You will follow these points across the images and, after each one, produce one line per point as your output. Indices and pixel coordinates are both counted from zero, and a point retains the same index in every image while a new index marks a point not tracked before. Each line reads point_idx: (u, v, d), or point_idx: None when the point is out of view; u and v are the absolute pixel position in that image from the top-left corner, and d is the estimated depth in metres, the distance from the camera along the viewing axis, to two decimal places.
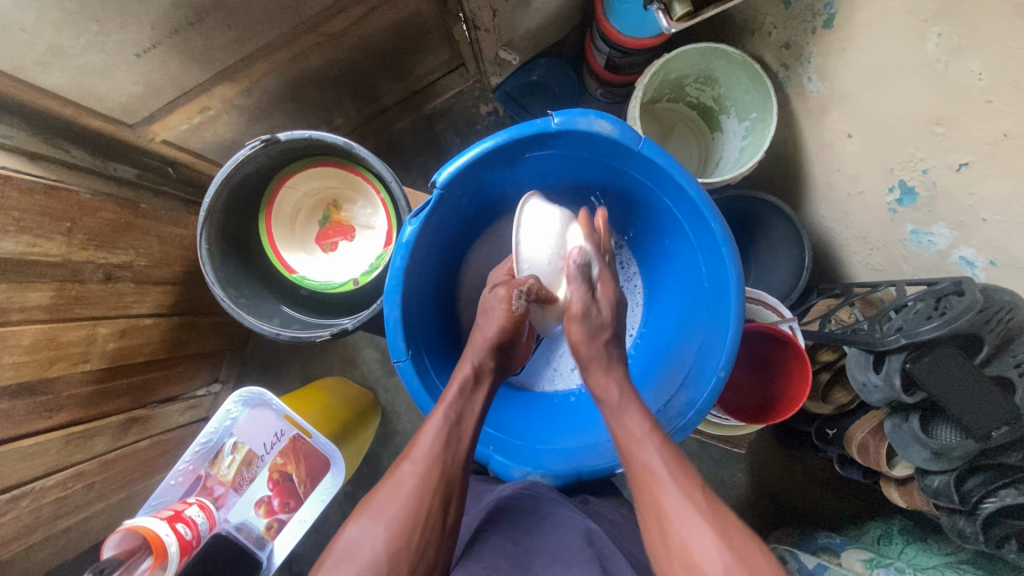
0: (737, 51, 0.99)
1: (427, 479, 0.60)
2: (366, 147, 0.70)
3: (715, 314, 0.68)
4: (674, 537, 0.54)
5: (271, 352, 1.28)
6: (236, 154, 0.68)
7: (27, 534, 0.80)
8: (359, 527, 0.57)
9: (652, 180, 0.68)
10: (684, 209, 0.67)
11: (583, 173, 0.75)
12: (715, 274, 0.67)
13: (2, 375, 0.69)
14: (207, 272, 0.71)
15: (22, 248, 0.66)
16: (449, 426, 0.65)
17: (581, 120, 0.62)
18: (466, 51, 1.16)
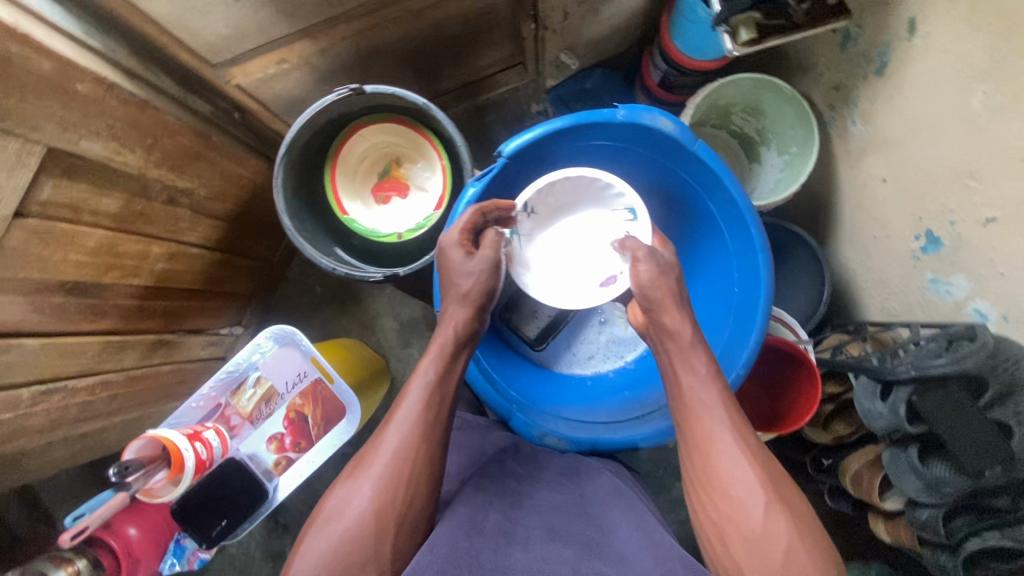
0: (787, 86, 1.04)
1: (409, 441, 0.64)
2: (442, 110, 0.74)
3: (743, 315, 0.73)
4: (727, 490, 0.62)
5: (294, 307, 1.33)
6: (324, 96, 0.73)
7: (51, 430, 0.83)
8: (346, 488, 0.63)
9: (700, 183, 0.73)
10: (726, 214, 0.72)
11: (636, 168, 0.80)
12: (749, 277, 0.72)
13: (64, 270, 0.73)
14: (278, 201, 0.75)
15: (107, 153, 0.70)
16: (432, 385, 0.68)
17: (644, 116, 0.67)
18: (529, 51, 1.21)
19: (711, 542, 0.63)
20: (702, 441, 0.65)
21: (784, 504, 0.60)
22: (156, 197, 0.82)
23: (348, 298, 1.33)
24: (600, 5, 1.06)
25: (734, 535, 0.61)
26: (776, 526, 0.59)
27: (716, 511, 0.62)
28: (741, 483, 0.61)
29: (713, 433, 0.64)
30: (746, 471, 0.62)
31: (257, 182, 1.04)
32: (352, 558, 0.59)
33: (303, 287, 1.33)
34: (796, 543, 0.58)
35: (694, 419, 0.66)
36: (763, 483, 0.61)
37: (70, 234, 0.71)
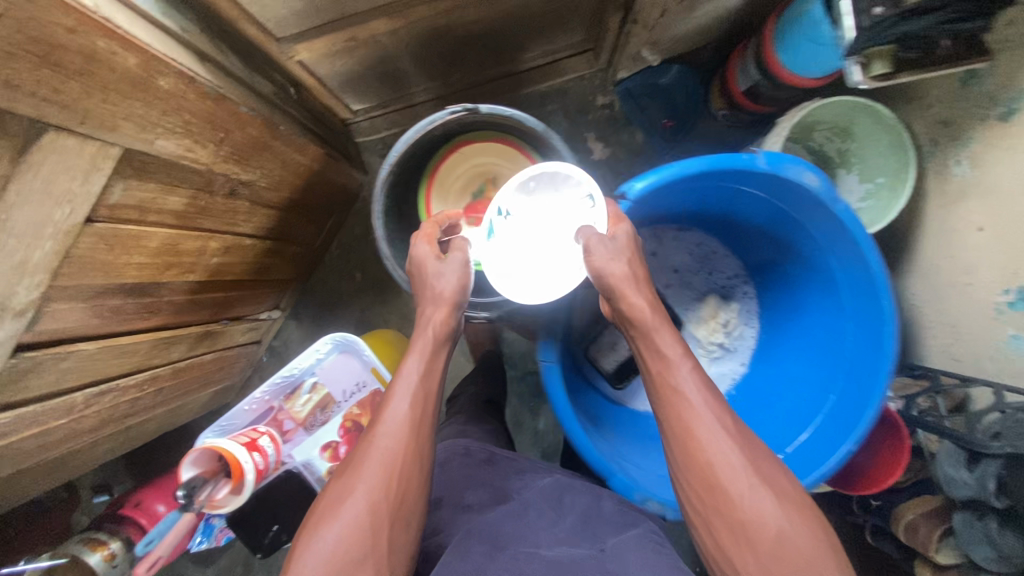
0: (890, 114, 0.96)
1: (400, 440, 0.65)
2: (553, 141, 0.75)
3: (853, 389, 0.66)
4: (721, 487, 0.58)
5: (332, 291, 1.28)
6: (433, 116, 0.74)
7: (100, 428, 0.79)
8: (338, 489, 0.63)
9: (826, 237, 0.66)
10: (851, 275, 0.65)
11: (749, 212, 0.72)
12: (868, 349, 0.64)
13: (126, 274, 0.67)
14: (378, 218, 0.75)
15: (180, 151, 0.62)
16: (415, 384, 0.69)
17: (789, 168, 0.60)
18: (608, 41, 1.12)
19: (704, 534, 0.60)
20: (683, 438, 0.61)
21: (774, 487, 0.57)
22: (218, 191, 0.75)
23: (389, 287, 1.28)
24: (700, 4, 0.97)
25: (725, 525, 0.58)
26: (766, 510, 0.56)
27: (704, 503, 0.59)
28: (731, 475, 0.58)
29: (698, 429, 0.60)
30: (732, 459, 0.58)
31: (314, 168, 0.97)
32: (351, 557, 0.57)
33: (342, 272, 1.28)
34: (788, 524, 0.55)
35: (676, 413, 0.62)
36: (753, 469, 0.58)
37: (135, 237, 0.65)
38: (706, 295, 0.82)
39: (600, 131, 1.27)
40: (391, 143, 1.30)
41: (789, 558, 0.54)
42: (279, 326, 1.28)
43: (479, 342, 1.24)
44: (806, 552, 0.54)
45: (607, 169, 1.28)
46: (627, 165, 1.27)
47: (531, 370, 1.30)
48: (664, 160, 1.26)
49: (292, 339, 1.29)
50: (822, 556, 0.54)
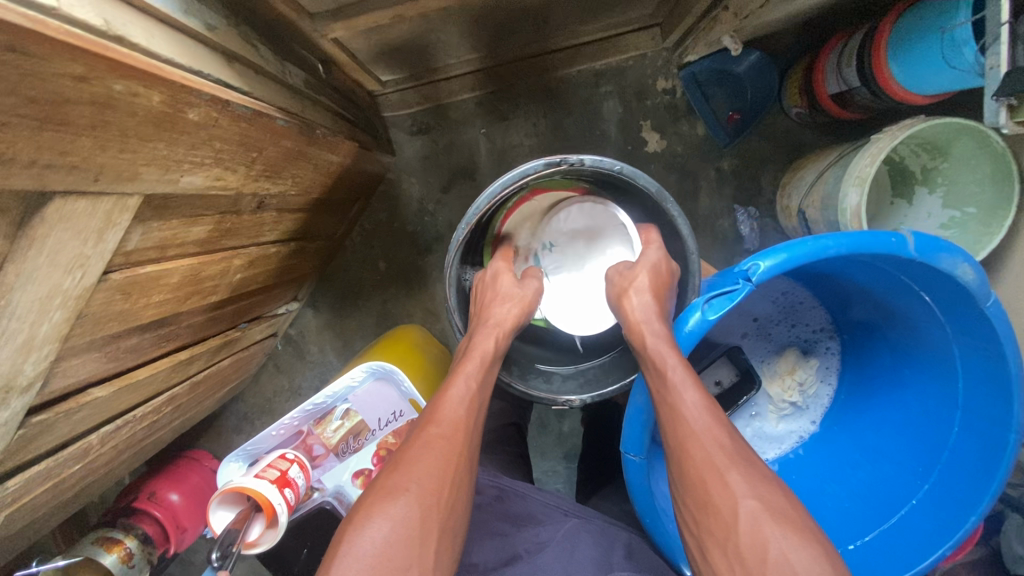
0: (1001, 141, 0.85)
1: (453, 444, 0.59)
2: (675, 206, 0.62)
3: (951, 486, 0.60)
4: (712, 509, 0.51)
5: (353, 280, 1.19)
6: (525, 168, 0.59)
7: (117, 457, 0.72)
8: (390, 480, 0.56)
9: (954, 323, 0.57)
10: (976, 367, 0.58)
11: (861, 275, 0.63)
12: (976, 448, 0.59)
13: (144, 314, 0.57)
14: (448, 277, 0.65)
15: (208, 182, 0.51)
16: (470, 397, 0.63)
17: (946, 259, 0.51)
18: (683, 23, 0.97)
19: (700, 561, 0.52)
20: (677, 457, 0.55)
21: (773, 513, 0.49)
22: (245, 209, 0.64)
23: (413, 279, 1.19)
24: None
25: (719, 547, 0.50)
26: (762, 524, 0.48)
27: (699, 525, 0.52)
28: (717, 489, 0.51)
29: (692, 448, 0.54)
30: (725, 475, 0.51)
31: (344, 164, 0.84)
32: (396, 562, 0.50)
33: (364, 262, 1.19)
34: (788, 543, 0.47)
35: (671, 429, 0.55)
36: (753, 484, 0.51)
37: (155, 278, 0.55)
38: (785, 348, 0.74)
39: (658, 121, 1.13)
40: (420, 118, 1.15)
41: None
42: (294, 314, 1.19)
43: None
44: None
45: (660, 163, 1.15)
46: (684, 160, 1.14)
47: None
48: (725, 158, 1.14)
49: (309, 329, 1.21)
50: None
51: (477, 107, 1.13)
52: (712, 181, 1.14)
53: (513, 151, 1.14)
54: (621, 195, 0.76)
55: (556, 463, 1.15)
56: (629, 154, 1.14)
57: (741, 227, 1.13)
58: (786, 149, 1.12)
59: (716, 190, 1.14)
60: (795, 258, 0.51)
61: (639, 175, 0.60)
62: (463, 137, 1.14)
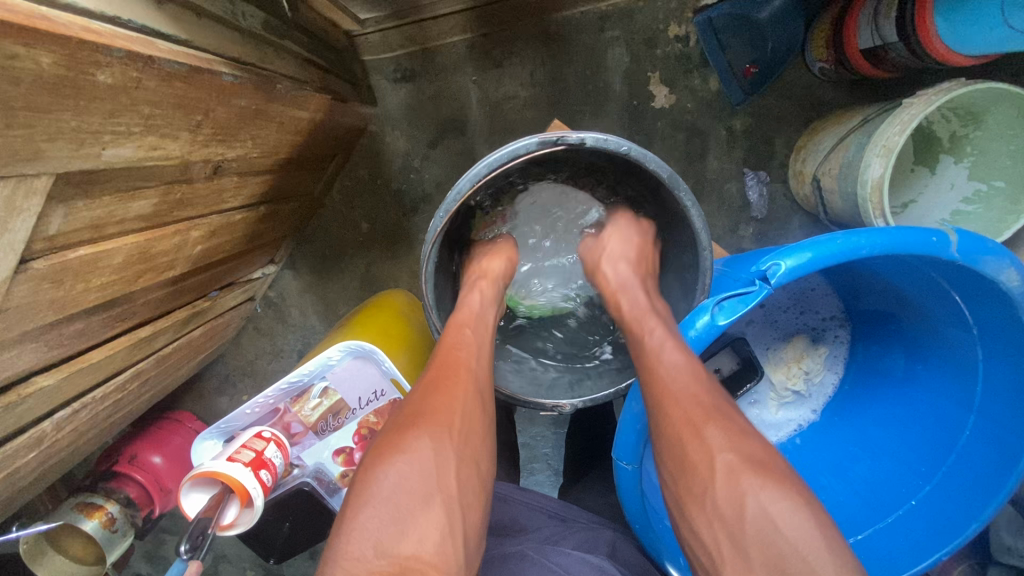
0: None
1: (454, 378, 0.57)
2: (690, 193, 0.55)
3: (954, 489, 0.57)
4: (690, 468, 0.47)
5: (334, 241, 1.12)
6: (513, 145, 0.53)
7: (81, 436, 0.69)
8: (399, 424, 0.55)
9: (982, 325, 0.53)
10: (998, 373, 0.54)
11: (884, 267, 0.58)
12: (984, 454, 0.56)
13: (86, 300, 0.51)
14: (428, 267, 0.59)
15: (142, 153, 0.43)
16: (469, 337, 0.61)
17: (990, 262, 0.46)
18: None
19: (681, 522, 0.48)
20: (654, 414, 0.51)
21: (757, 468, 0.45)
22: (198, 176, 0.56)
23: (398, 242, 1.12)
24: None
25: (696, 502, 0.46)
26: (741, 481, 0.44)
27: (678, 482, 0.48)
28: (691, 440, 0.47)
29: (666, 406, 0.50)
30: (701, 429, 0.47)
31: (315, 119, 0.75)
32: (415, 494, 0.49)
33: (346, 221, 1.11)
34: (768, 496, 0.43)
35: (646, 392, 0.52)
36: (731, 436, 0.47)
37: (92, 261, 0.48)
38: (791, 335, 0.70)
39: (667, 73, 1.02)
40: (404, 64, 1.03)
41: (767, 541, 0.42)
42: (274, 275, 1.13)
43: None
44: (790, 531, 0.42)
45: (667, 121, 1.04)
46: (693, 117, 1.04)
47: None
48: (737, 117, 1.04)
49: (289, 291, 1.15)
50: (821, 538, 0.41)
51: (468, 52, 1.02)
52: (722, 142, 1.05)
53: (506, 103, 1.04)
54: (630, 179, 0.70)
55: (544, 432, 1.12)
56: (633, 110, 1.04)
57: (750, 192, 1.06)
58: (805, 109, 1.03)
59: (725, 151, 1.05)
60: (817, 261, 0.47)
61: (648, 158, 0.53)
62: (452, 86, 1.03)
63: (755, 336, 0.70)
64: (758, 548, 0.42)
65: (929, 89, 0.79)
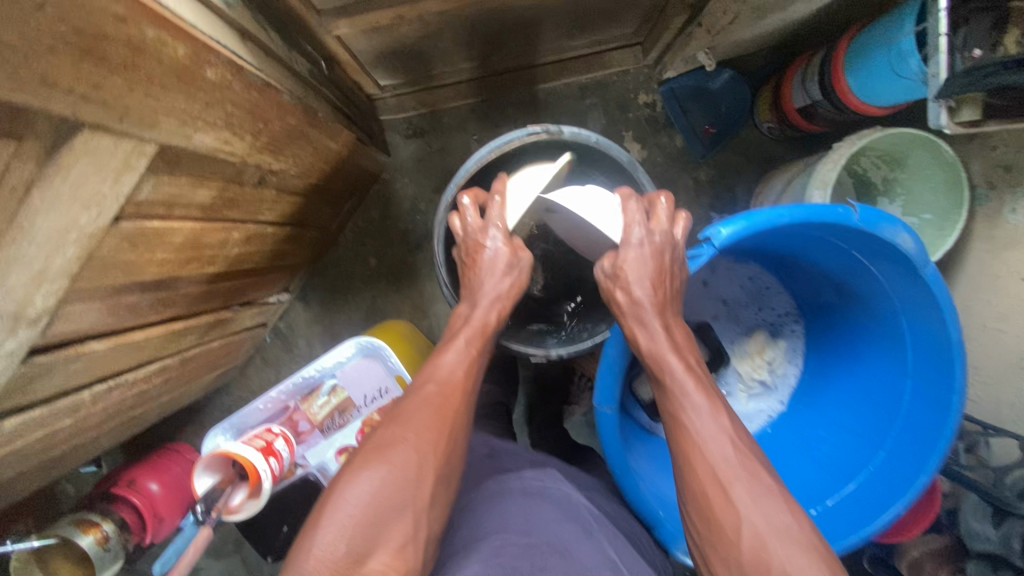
0: (951, 151, 0.92)
1: (447, 401, 0.64)
2: (644, 173, 0.74)
3: (903, 457, 0.63)
4: (721, 526, 0.55)
5: (343, 275, 1.23)
6: (515, 133, 0.74)
7: (106, 421, 0.75)
8: (389, 432, 0.62)
9: (901, 297, 0.61)
10: (921, 341, 0.61)
11: (817, 255, 0.67)
12: (924, 415, 0.62)
13: (146, 272, 0.61)
14: (439, 227, 0.77)
15: (216, 144, 0.55)
16: (467, 359, 0.69)
17: (885, 228, 0.55)
18: (663, 40, 1.04)
19: (705, 568, 0.57)
20: (683, 466, 0.60)
21: (784, 538, 0.52)
22: (248, 181, 0.68)
23: (403, 276, 1.23)
24: (771, 12, 0.88)
25: (721, 556, 0.55)
26: (765, 544, 0.52)
27: (706, 530, 0.56)
28: (720, 498, 0.55)
29: (694, 461, 0.58)
30: (728, 491, 0.55)
31: (340, 154, 0.89)
32: (390, 501, 0.57)
33: (356, 257, 1.23)
34: (790, 559, 0.51)
35: (675, 441, 0.61)
36: (752, 488, 0.55)
37: (160, 234, 0.58)
38: (753, 329, 0.79)
39: (639, 132, 1.21)
40: (415, 123, 1.21)
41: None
42: (286, 307, 1.23)
43: None
44: None
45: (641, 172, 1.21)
46: (663, 169, 1.21)
47: (544, 372, 1.25)
48: (702, 168, 1.21)
49: (298, 322, 1.24)
50: None
51: (470, 114, 1.20)
52: (690, 189, 1.21)
53: None
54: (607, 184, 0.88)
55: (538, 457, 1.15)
56: None
57: None
58: (759, 162, 1.20)
59: (693, 197, 1.21)
60: (750, 225, 0.55)
61: (610, 145, 0.72)
62: (456, 142, 1.20)
63: (723, 329, 0.79)
64: None
65: (858, 137, 0.94)
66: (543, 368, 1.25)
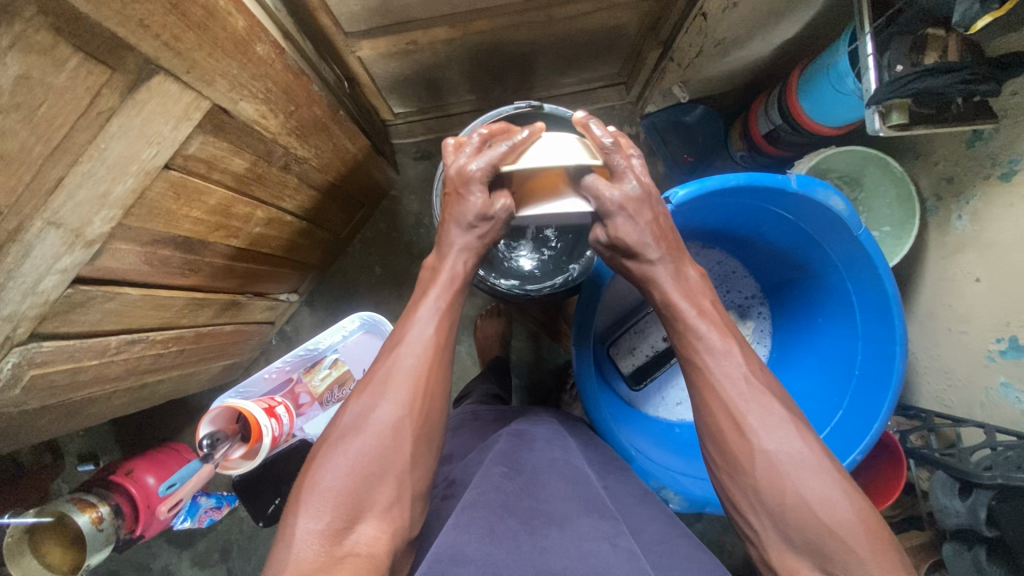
0: (899, 167, 1.03)
1: (421, 359, 0.63)
2: None
3: (864, 403, 0.75)
4: (742, 463, 0.57)
5: (350, 282, 1.32)
6: (505, 107, 0.86)
7: (122, 378, 0.81)
8: (366, 394, 0.61)
9: (844, 262, 0.75)
10: (865, 298, 0.74)
11: (773, 233, 0.80)
12: (876, 364, 0.74)
13: (181, 226, 0.70)
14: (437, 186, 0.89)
15: (254, 116, 0.66)
16: (437, 316, 0.67)
17: (819, 193, 0.68)
18: (642, 75, 1.18)
19: (730, 505, 0.60)
20: (702, 408, 0.62)
21: (802, 470, 0.55)
22: (276, 162, 0.79)
23: (406, 284, 1.31)
24: (732, 50, 1.02)
25: (744, 492, 0.57)
26: (783, 474, 0.55)
27: (723, 461, 0.59)
28: (738, 436, 0.58)
29: (712, 400, 0.61)
30: (746, 428, 0.58)
31: (355, 158, 1.01)
32: (374, 462, 0.57)
33: (362, 266, 1.32)
34: (809, 488, 0.54)
35: (692, 381, 0.63)
36: (763, 418, 0.58)
37: (199, 192, 0.68)
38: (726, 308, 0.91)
39: None
40: (423, 148, 1.35)
41: (805, 519, 0.53)
42: (293, 311, 1.30)
43: (488, 346, 1.24)
44: (826, 516, 0.52)
45: None
46: None
47: (537, 381, 1.30)
48: None
49: (304, 325, 1.31)
50: (850, 519, 0.52)
51: None
52: None
53: None
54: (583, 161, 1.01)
55: None
56: None
57: None
58: None
59: None
60: (701, 188, 0.68)
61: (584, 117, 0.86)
62: None
63: None
64: (801, 533, 0.53)
65: (823, 151, 1.05)
66: (536, 376, 1.30)
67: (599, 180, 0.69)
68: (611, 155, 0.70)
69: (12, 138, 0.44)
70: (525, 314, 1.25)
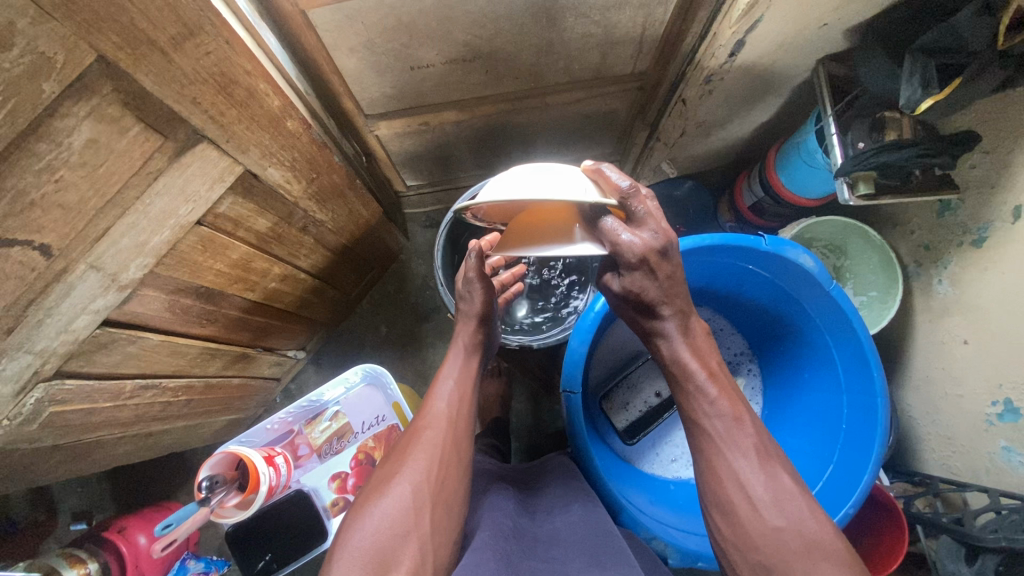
0: (877, 236, 1.08)
1: (441, 429, 0.67)
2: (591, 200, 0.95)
3: (851, 457, 0.77)
4: (752, 544, 0.58)
5: (356, 342, 1.37)
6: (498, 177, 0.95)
7: (130, 423, 0.83)
8: (387, 467, 0.64)
9: (820, 316, 0.80)
10: (845, 351, 0.78)
11: (753, 289, 0.87)
12: (862, 417, 0.77)
13: (205, 277, 0.76)
14: (437, 249, 0.97)
15: (279, 180, 0.75)
16: (454, 390, 0.72)
17: (790, 251, 0.75)
18: (632, 153, 1.28)
19: None
20: (704, 471, 0.64)
21: (821, 552, 0.55)
22: (295, 224, 0.87)
23: (410, 345, 1.36)
24: (714, 130, 1.12)
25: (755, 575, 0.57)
26: (788, 551, 0.56)
27: (731, 533, 0.60)
28: (746, 510, 0.59)
29: (715, 460, 0.62)
30: (754, 501, 0.59)
31: (367, 224, 1.10)
32: (396, 529, 0.57)
33: (369, 325, 1.37)
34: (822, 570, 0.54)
35: (699, 445, 0.64)
36: (773, 490, 0.59)
37: (225, 246, 0.75)
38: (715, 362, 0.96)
39: None
40: (432, 217, 1.46)
41: None
42: (299, 369, 1.34)
43: (488, 407, 1.25)
44: None
45: None
46: None
47: (536, 444, 1.29)
48: None
49: (308, 383, 1.34)
50: None
51: None
52: None
53: None
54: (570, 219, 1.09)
55: None
56: None
57: None
58: None
59: None
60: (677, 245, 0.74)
61: None
62: None
63: None
64: None
65: (804, 218, 1.12)
66: (536, 438, 1.29)
67: (619, 225, 0.61)
68: (628, 201, 0.63)
69: (73, 192, 0.51)
70: (524, 373, 1.28)
